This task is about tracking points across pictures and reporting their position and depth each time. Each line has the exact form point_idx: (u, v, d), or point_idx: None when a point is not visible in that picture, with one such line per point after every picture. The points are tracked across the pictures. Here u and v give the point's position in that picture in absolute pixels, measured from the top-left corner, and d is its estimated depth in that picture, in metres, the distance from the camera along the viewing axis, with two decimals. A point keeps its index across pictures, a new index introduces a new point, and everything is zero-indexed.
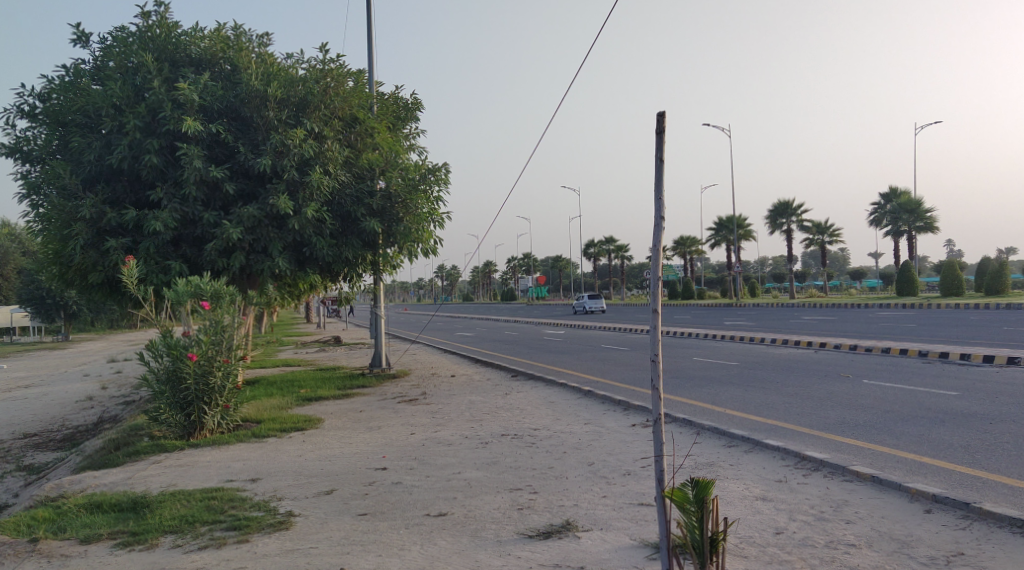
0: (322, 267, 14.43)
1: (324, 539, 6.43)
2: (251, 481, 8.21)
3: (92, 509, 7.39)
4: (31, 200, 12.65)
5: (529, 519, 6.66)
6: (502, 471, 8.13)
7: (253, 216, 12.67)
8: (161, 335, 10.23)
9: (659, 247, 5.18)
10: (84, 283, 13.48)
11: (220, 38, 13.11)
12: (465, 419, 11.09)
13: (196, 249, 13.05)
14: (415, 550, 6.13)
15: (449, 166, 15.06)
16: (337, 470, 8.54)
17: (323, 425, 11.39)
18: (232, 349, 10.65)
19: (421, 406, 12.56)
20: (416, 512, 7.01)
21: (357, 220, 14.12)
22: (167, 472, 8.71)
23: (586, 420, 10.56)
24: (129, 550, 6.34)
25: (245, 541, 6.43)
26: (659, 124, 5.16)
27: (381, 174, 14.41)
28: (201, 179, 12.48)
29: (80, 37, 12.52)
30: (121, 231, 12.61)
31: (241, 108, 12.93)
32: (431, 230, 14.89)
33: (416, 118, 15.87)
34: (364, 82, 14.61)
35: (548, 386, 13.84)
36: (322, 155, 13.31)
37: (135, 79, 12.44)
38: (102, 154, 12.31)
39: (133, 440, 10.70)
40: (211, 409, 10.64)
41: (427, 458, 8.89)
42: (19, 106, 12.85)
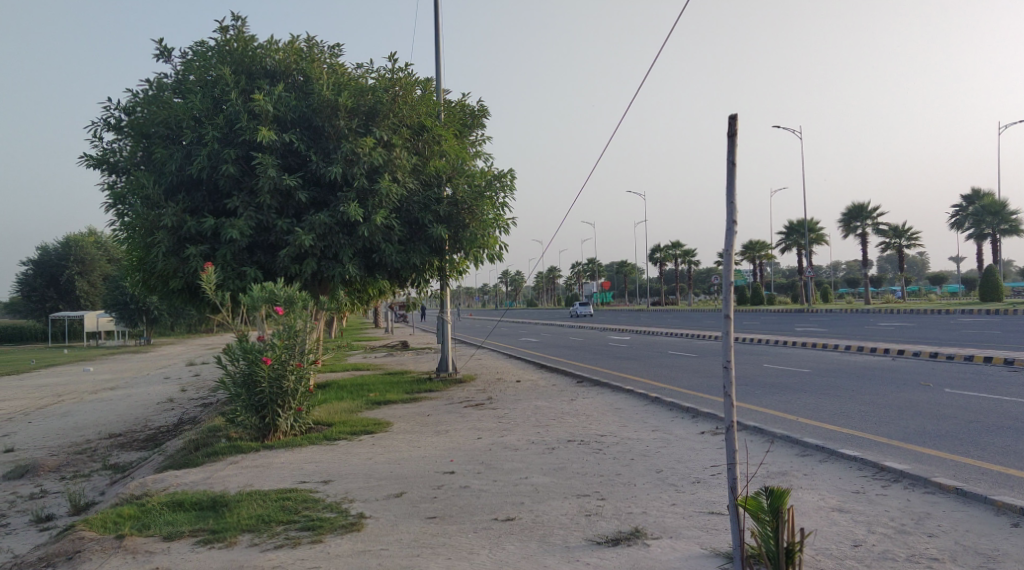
0: (391, 273, 14.66)
1: (394, 541, 6.53)
2: (324, 483, 8.38)
3: (173, 507, 7.66)
4: (116, 210, 13.20)
5: (597, 526, 6.64)
6: (569, 477, 8.13)
7: (324, 223, 12.95)
8: (237, 339, 10.55)
9: (732, 251, 5.12)
10: (165, 289, 13.98)
11: (293, 51, 13.48)
12: (531, 425, 11.11)
13: (270, 256, 13.40)
14: (484, 554, 6.18)
15: (515, 172, 15.12)
16: (405, 473, 8.67)
17: (391, 429, 11.56)
18: (304, 354, 10.90)
19: (488, 411, 12.64)
20: (483, 516, 7.06)
21: (424, 226, 14.30)
22: (244, 473, 8.97)
23: (653, 426, 10.47)
24: (209, 548, 6.55)
25: (319, 542, 6.57)
26: (730, 127, 5.12)
27: (448, 181, 14.60)
28: (275, 187, 12.83)
29: (163, 52, 13.01)
30: (199, 239, 13.03)
31: (313, 118, 13.22)
32: (497, 236, 14.98)
33: (482, 125, 15.98)
34: (431, 90, 14.82)
35: (615, 392, 13.77)
36: (391, 163, 13.55)
37: (213, 92, 12.87)
38: (182, 164, 12.76)
39: (211, 442, 11.05)
40: (284, 412, 10.90)
41: (494, 463, 8.94)
42: (106, 119, 13.42)
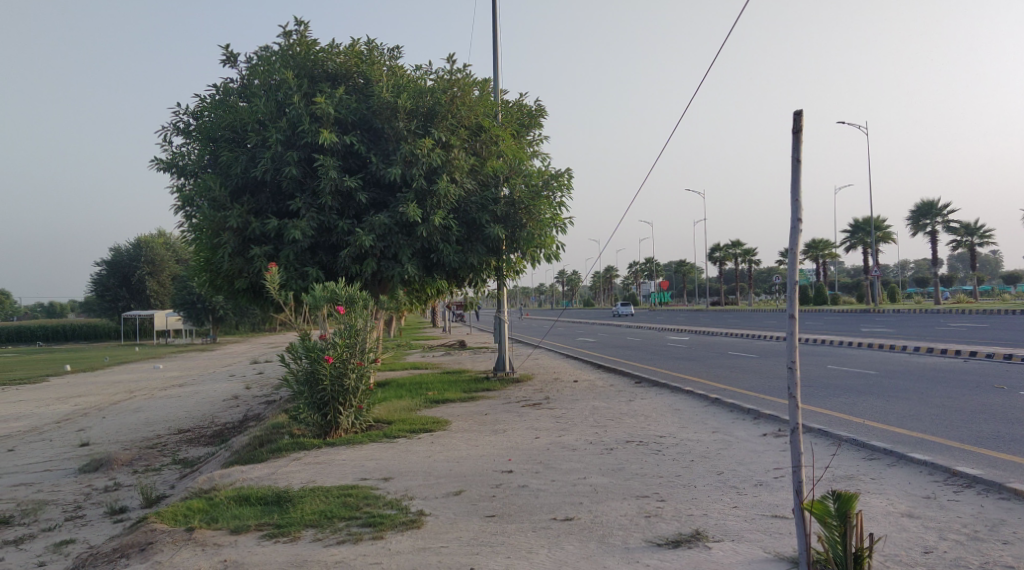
0: (448, 273, 14.77)
1: (453, 539, 6.58)
2: (384, 480, 8.50)
3: (240, 501, 7.85)
4: (185, 212, 13.59)
5: (657, 527, 6.59)
6: (629, 478, 8.08)
7: (384, 224, 13.13)
8: (300, 337, 10.76)
9: (796, 249, 5.03)
10: (231, 288, 14.34)
11: (354, 53, 13.70)
12: (589, 425, 11.07)
13: (331, 256, 13.63)
14: (543, 554, 6.18)
15: (572, 171, 15.09)
16: (464, 472, 8.72)
17: (450, 427, 11.65)
18: (364, 352, 11.06)
19: (545, 411, 12.64)
20: (542, 516, 7.06)
21: (482, 226, 14.37)
22: (306, 469, 9.14)
23: (714, 428, 10.33)
24: (274, 542, 6.70)
25: (380, 538, 6.66)
26: (795, 123, 5.04)
27: (505, 181, 14.66)
28: (336, 189, 13.05)
29: (229, 57, 13.35)
30: (264, 240, 13.33)
31: (373, 120, 13.40)
32: (554, 236, 14.97)
33: (539, 124, 15.98)
34: (489, 91, 14.89)
35: (674, 393, 13.64)
36: (449, 164, 13.67)
37: (277, 95, 13.16)
38: (247, 167, 13.08)
39: (275, 438, 11.29)
40: (345, 410, 11.08)
41: (552, 462, 8.94)
42: (175, 124, 13.83)
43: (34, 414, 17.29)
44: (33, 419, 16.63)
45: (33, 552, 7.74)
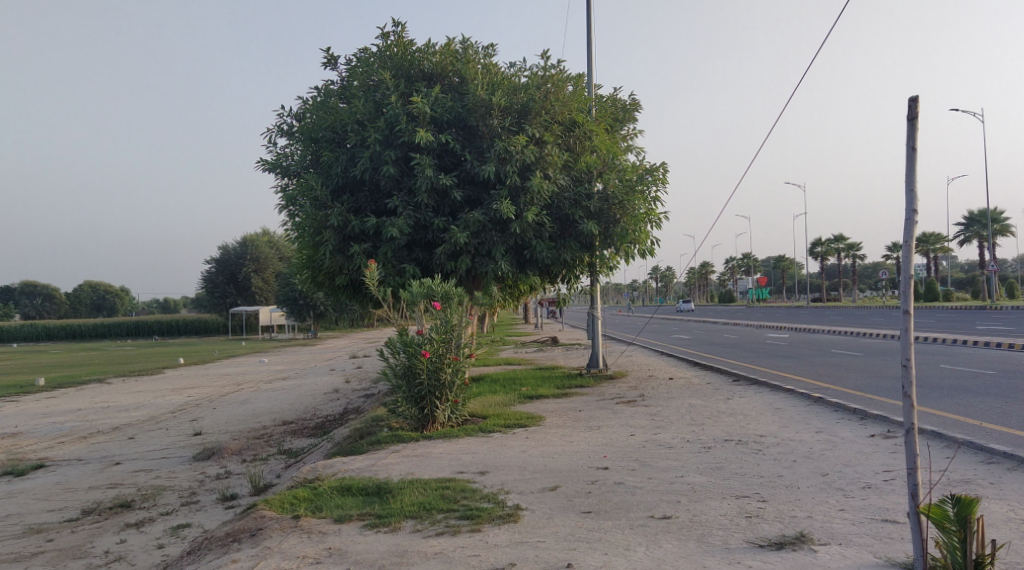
0: (542, 269, 14.80)
1: (550, 534, 6.60)
2: (480, 473, 8.59)
3: (342, 492, 8.08)
4: (289, 211, 14.09)
5: (759, 528, 6.44)
6: (728, 478, 7.92)
7: (478, 221, 13.25)
8: (398, 333, 10.98)
9: (911, 241, 4.82)
10: (332, 285, 14.77)
11: (449, 52, 13.89)
12: (686, 423, 10.91)
13: (427, 254, 13.85)
14: (641, 551, 6.12)
15: (667, 165, 14.86)
16: (559, 468, 8.73)
17: (544, 423, 11.68)
18: (460, 348, 11.19)
19: (640, 408, 12.52)
20: (640, 513, 7.00)
21: (575, 222, 14.33)
22: (405, 462, 9.33)
23: (817, 428, 10.03)
24: (376, 531, 6.87)
25: (477, 531, 6.74)
26: (911, 109, 4.84)
27: (598, 176, 14.60)
28: (432, 187, 13.26)
29: (330, 60, 13.74)
30: (363, 238, 13.66)
31: (467, 118, 13.55)
32: (648, 231, 14.78)
33: (634, 118, 15.81)
34: (583, 86, 14.85)
35: (774, 392, 13.29)
36: (542, 160, 13.71)
37: (375, 96, 13.46)
38: (347, 166, 13.44)
39: (374, 431, 11.58)
40: (442, 404, 11.24)
41: (649, 460, 8.85)
42: (279, 126, 14.35)
43: (151, 404, 18.28)
44: (151, 409, 17.57)
45: (153, 534, 8.18)
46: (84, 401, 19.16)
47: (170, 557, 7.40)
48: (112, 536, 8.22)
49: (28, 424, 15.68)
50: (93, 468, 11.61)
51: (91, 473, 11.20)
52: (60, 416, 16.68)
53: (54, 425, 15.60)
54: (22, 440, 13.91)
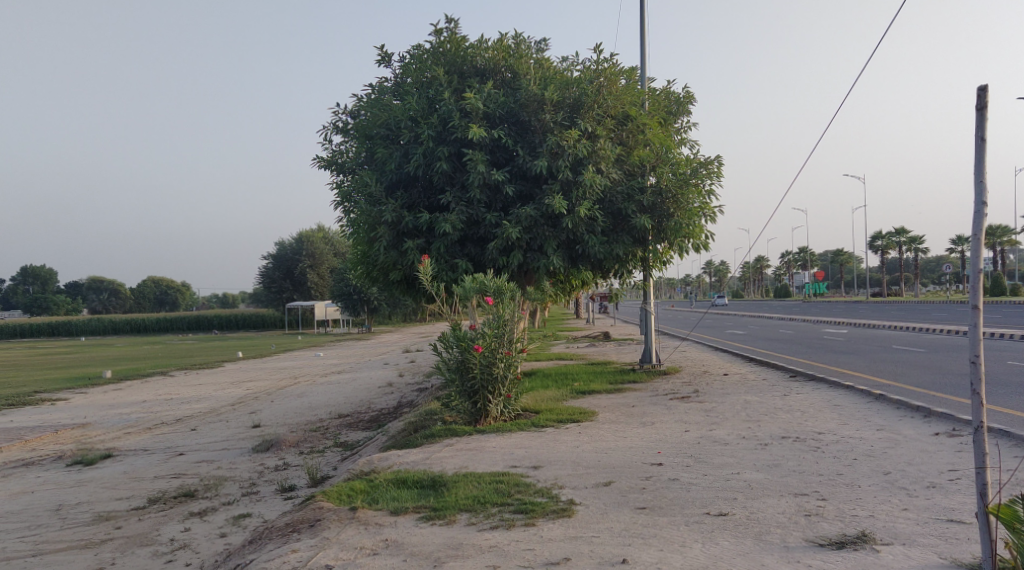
0: (594, 264, 14.76)
1: (605, 529, 6.58)
2: (534, 468, 8.61)
3: (398, 484, 8.19)
4: (344, 207, 14.31)
5: (819, 526, 6.34)
6: (786, 475, 7.79)
7: (530, 216, 13.27)
8: (451, 328, 11.06)
9: (980, 235, 4.69)
10: (386, 280, 14.94)
11: (502, 48, 13.92)
12: (742, 419, 10.77)
13: (480, 249, 13.91)
14: (697, 548, 6.07)
15: (721, 158, 14.65)
16: (613, 463, 8.70)
17: (597, 418, 11.64)
18: (512, 342, 11.23)
19: (694, 404, 12.40)
20: (695, 510, 6.94)
21: (628, 216, 14.24)
22: (459, 455, 9.40)
23: (878, 426, 9.80)
24: (431, 524, 6.94)
25: (532, 525, 6.77)
26: (979, 99, 4.70)
27: (652, 170, 14.47)
28: (484, 182, 13.31)
29: (384, 57, 13.88)
30: (416, 234, 13.79)
31: (520, 113, 13.56)
32: (703, 225, 14.59)
33: (688, 111, 15.63)
34: (636, 79, 14.73)
35: (833, 388, 13.02)
36: (595, 154, 13.65)
37: (428, 92, 13.55)
38: (401, 163, 13.59)
39: (428, 424, 11.69)
40: (495, 399, 11.29)
41: (703, 456, 8.76)
42: (335, 123, 14.57)
43: (212, 397, 18.75)
44: (212, 401, 18.03)
45: (215, 523, 8.40)
46: (148, 393, 19.74)
47: (232, 546, 7.58)
48: (177, 525, 8.45)
49: (96, 414, 16.22)
50: (158, 458, 11.96)
51: (156, 464, 11.54)
52: (126, 407, 17.22)
53: (120, 416, 16.12)
54: (91, 430, 14.40)
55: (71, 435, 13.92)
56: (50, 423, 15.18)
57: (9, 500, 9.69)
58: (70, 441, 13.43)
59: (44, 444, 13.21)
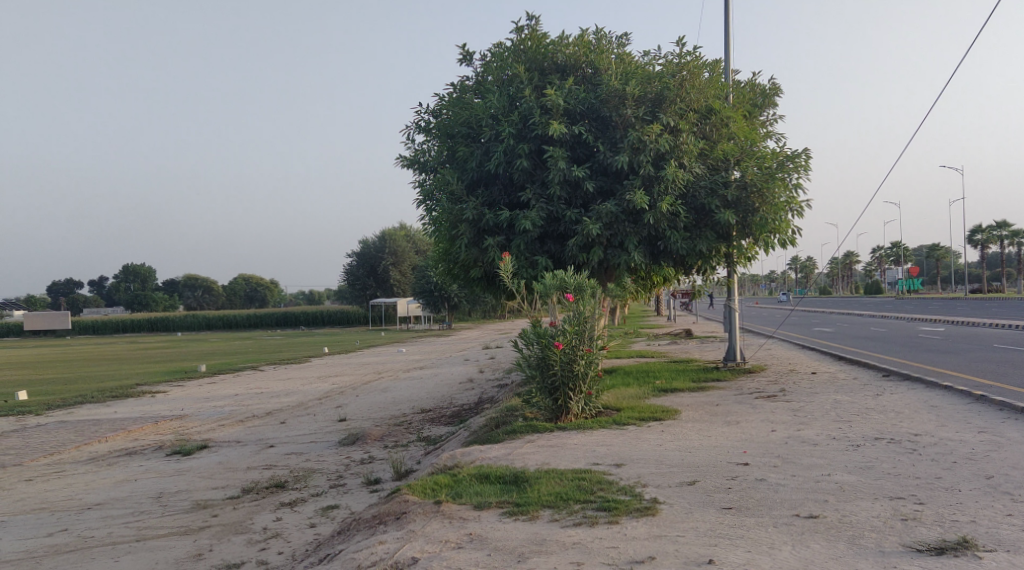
0: (676, 260, 14.51)
1: (690, 529, 6.50)
2: (616, 466, 8.56)
3: (481, 479, 8.26)
4: (426, 205, 14.52)
5: (917, 531, 6.11)
6: (880, 478, 7.53)
7: (611, 212, 13.19)
8: (532, 324, 11.09)
9: None
10: (467, 277, 15.08)
11: (583, 44, 13.88)
12: (832, 420, 10.47)
13: (560, 246, 13.89)
14: (786, 550, 5.93)
15: (809, 151, 14.24)
16: (698, 462, 8.58)
17: (680, 417, 11.49)
18: (593, 339, 11.17)
19: (781, 403, 12.11)
20: (784, 511, 6.78)
21: (711, 212, 13.95)
22: (541, 452, 9.42)
23: (979, 427, 9.38)
24: (515, 520, 6.98)
25: (615, 523, 6.73)
26: None
27: (736, 164, 14.13)
28: (565, 179, 13.29)
29: (466, 56, 14.01)
30: (497, 231, 13.86)
31: (601, 109, 13.50)
32: (790, 220, 14.20)
33: (774, 103, 15.25)
34: (720, 72, 14.46)
35: (929, 388, 12.52)
36: (677, 149, 13.46)
37: (509, 90, 13.62)
38: (482, 161, 13.69)
39: (509, 420, 11.74)
40: (576, 396, 11.25)
41: (792, 457, 8.54)
42: (417, 122, 14.80)
43: (300, 391, 19.30)
44: (300, 395, 18.54)
45: (305, 514, 8.65)
46: (240, 387, 20.46)
47: (322, 536, 7.79)
48: (269, 514, 8.73)
49: (193, 407, 16.90)
50: (251, 449, 12.38)
51: (248, 455, 11.94)
52: (220, 400, 17.90)
53: (215, 408, 16.75)
54: (188, 422, 15.01)
55: (170, 426, 14.54)
56: (151, 414, 15.88)
57: (114, 487, 10.19)
58: (169, 432, 14.03)
59: (146, 434, 13.84)
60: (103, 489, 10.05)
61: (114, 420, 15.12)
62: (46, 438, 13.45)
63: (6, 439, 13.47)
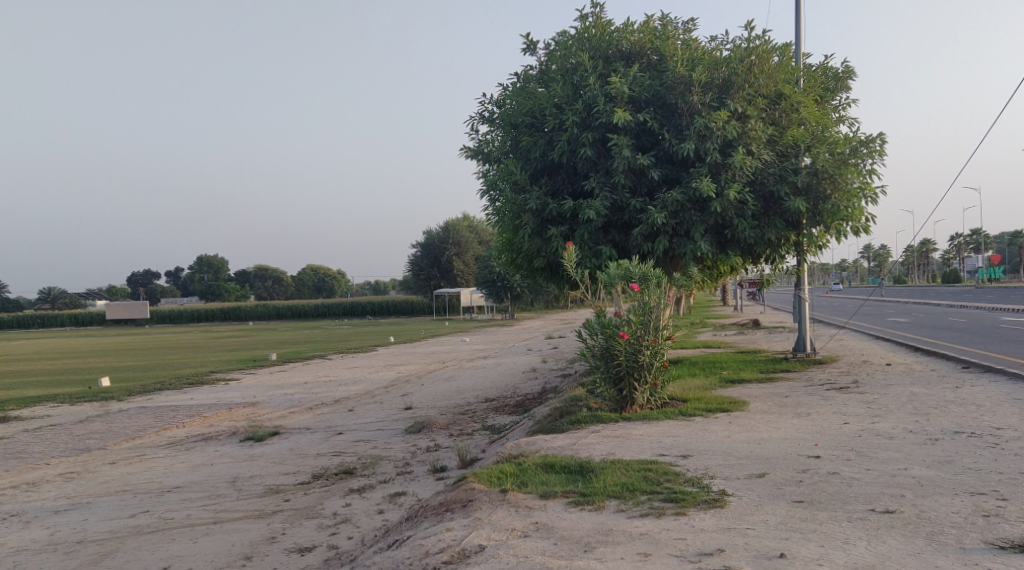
0: (744, 249, 14.24)
1: (760, 522, 6.38)
2: (683, 457, 8.47)
3: (546, 469, 8.27)
4: (490, 195, 14.58)
5: (1000, 528, 5.89)
6: (959, 473, 7.28)
7: (676, 201, 13.01)
8: (596, 314, 11.04)
9: None
10: (530, 267, 15.07)
11: (649, 30, 13.72)
12: (908, 412, 10.15)
13: (624, 235, 13.78)
14: (861, 546, 5.78)
15: (884, 135, 13.80)
16: (767, 454, 8.42)
17: (749, 408, 11.30)
18: (658, 330, 11.04)
19: (854, 395, 11.80)
20: (858, 506, 6.60)
21: (781, 199, 13.63)
22: (606, 442, 9.38)
23: None
24: (581, 509, 6.97)
25: (683, 514, 6.66)
26: None
27: (806, 151, 13.77)
28: (629, 167, 13.18)
29: (529, 45, 13.98)
30: (560, 221, 13.82)
31: (666, 96, 13.32)
32: (863, 207, 13.79)
33: (848, 87, 14.81)
34: (790, 56, 14.13)
35: (1013, 381, 12.03)
36: (745, 135, 13.20)
37: (573, 78, 13.54)
38: (545, 150, 13.66)
39: (573, 410, 11.72)
40: (641, 386, 11.15)
41: (866, 450, 8.32)
42: (481, 113, 14.85)
43: (368, 379, 19.65)
44: (368, 383, 18.87)
45: (373, 500, 8.79)
46: (310, 375, 20.95)
47: (390, 522, 7.92)
48: (339, 500, 8.92)
49: (265, 394, 17.36)
50: (320, 436, 12.65)
51: (318, 442, 12.20)
52: (290, 388, 18.33)
53: (285, 396, 17.17)
54: (260, 409, 15.42)
55: (243, 413, 14.96)
56: (225, 401, 16.37)
57: (192, 471, 10.54)
58: (243, 418, 14.44)
59: (220, 421, 14.27)
60: (182, 473, 10.40)
61: (191, 407, 15.63)
62: (127, 423, 13.99)
63: (90, 423, 14.06)
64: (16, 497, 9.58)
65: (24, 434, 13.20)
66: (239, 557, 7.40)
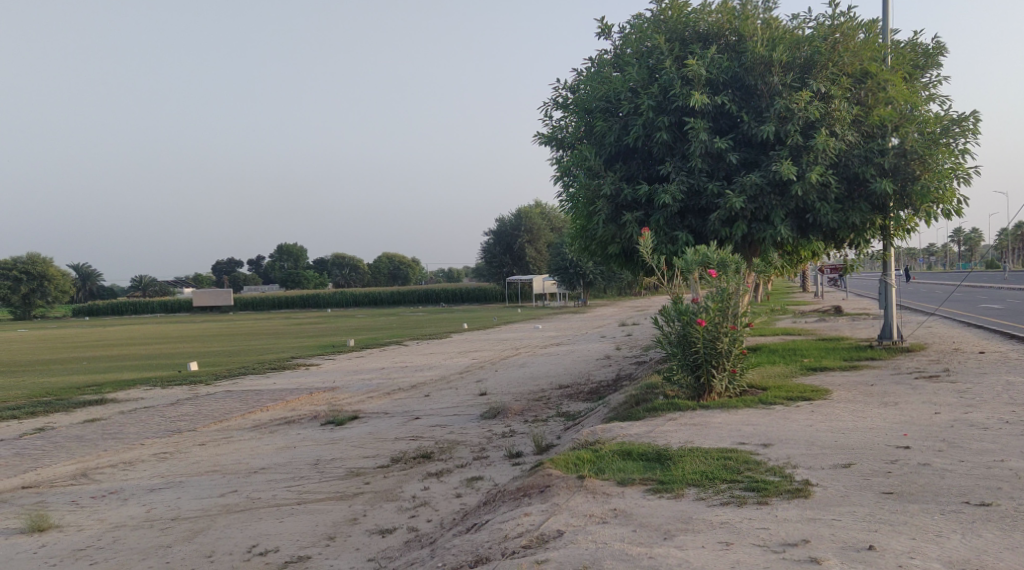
0: (826, 233, 13.83)
1: (846, 513, 6.20)
2: (764, 446, 8.29)
3: (624, 456, 8.21)
4: (564, 182, 14.53)
5: None
6: None
7: (756, 184, 12.69)
8: (673, 301, 10.89)
9: None
10: (604, 254, 14.95)
11: (727, 10, 13.37)
12: (1003, 402, 9.71)
13: (701, 220, 13.53)
14: (955, 539, 5.57)
15: (978, 113, 13.18)
16: (853, 444, 8.19)
17: (832, 397, 10.99)
18: (738, 316, 10.82)
19: (944, 384, 11.36)
20: (950, 498, 6.36)
21: (866, 181, 13.18)
22: (684, 430, 9.27)
23: None
24: (660, 497, 6.90)
25: (765, 504, 6.53)
26: None
27: (894, 131, 13.19)
28: (706, 151, 12.93)
29: (604, 30, 13.83)
30: (635, 206, 13.66)
31: (745, 77, 13.03)
32: (955, 188, 13.20)
33: (939, 64, 14.19)
34: (877, 33, 13.60)
35: None
36: (828, 116, 12.79)
37: (649, 62, 13.33)
38: (620, 135, 13.51)
39: (650, 398, 11.60)
40: (719, 374, 10.94)
41: (959, 441, 7.99)
42: (555, 99, 14.78)
43: (443, 365, 19.90)
44: (444, 369, 19.09)
45: (451, 484, 8.90)
46: (387, 361, 21.32)
47: (468, 506, 8.00)
48: (417, 483, 9.05)
49: (345, 379, 17.76)
50: (398, 421, 12.85)
51: (396, 426, 12.41)
52: (368, 373, 18.69)
53: (364, 381, 17.54)
54: (340, 393, 15.77)
55: (323, 397, 15.33)
56: (307, 386, 16.80)
57: (277, 453, 10.85)
58: (323, 402, 14.80)
59: (302, 405, 14.66)
60: (267, 455, 10.71)
61: (274, 391, 16.10)
62: (215, 406, 14.50)
63: (180, 406, 14.63)
64: (113, 475, 10.03)
65: (120, 416, 13.82)
66: (323, 537, 7.59)
